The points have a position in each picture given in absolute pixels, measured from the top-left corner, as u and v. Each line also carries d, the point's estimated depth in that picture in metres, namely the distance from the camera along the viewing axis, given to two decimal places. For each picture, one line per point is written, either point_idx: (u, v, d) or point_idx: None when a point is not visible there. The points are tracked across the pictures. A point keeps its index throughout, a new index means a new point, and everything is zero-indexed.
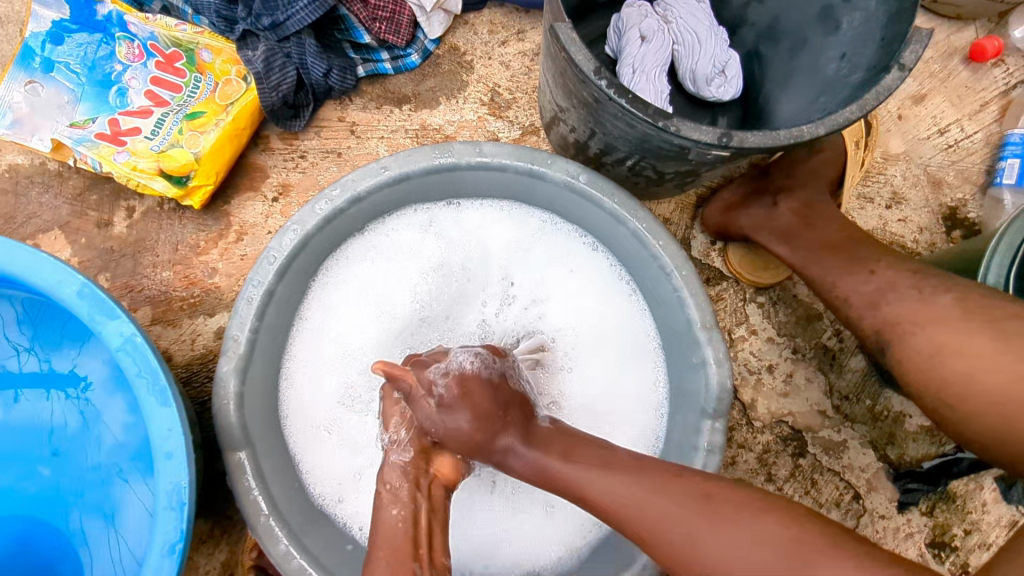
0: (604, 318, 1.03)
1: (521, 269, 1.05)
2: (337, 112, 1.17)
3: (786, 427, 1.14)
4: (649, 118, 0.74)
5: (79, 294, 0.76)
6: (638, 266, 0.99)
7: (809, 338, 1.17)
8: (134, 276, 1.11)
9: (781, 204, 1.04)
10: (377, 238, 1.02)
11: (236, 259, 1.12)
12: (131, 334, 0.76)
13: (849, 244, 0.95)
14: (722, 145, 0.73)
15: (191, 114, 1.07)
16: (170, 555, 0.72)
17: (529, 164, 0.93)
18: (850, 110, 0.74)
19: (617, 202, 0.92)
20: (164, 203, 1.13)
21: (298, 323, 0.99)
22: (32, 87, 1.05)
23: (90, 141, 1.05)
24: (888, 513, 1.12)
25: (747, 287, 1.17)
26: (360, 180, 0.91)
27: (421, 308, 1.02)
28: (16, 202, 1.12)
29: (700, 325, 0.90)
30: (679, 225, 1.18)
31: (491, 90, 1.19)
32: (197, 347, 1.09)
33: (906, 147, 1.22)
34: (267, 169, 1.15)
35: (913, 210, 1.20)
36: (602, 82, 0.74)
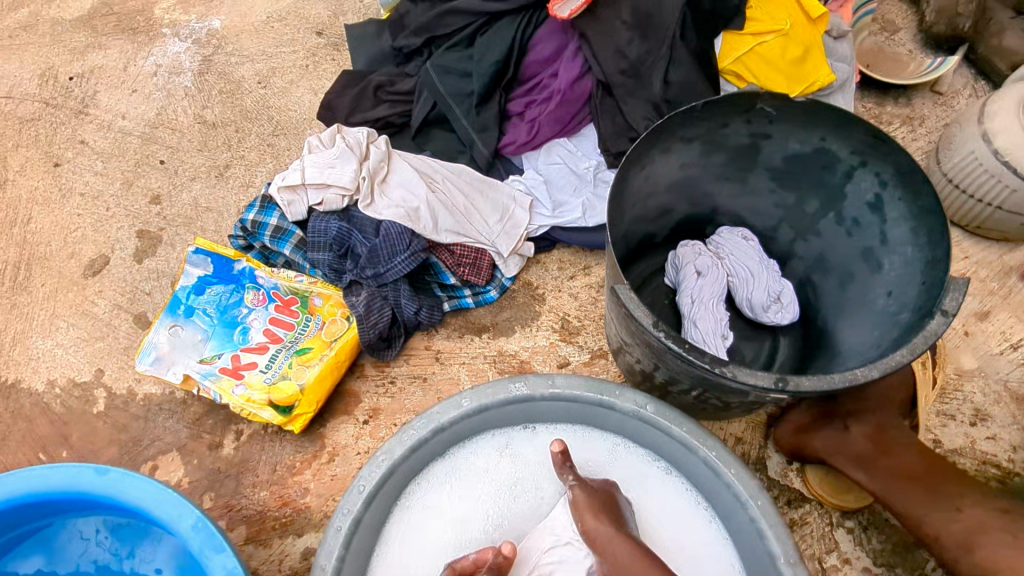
0: (685, 544, 1.02)
1: None
2: (424, 341, 1.31)
3: None
4: (706, 364, 0.80)
5: (194, 527, 0.85)
6: (712, 492, 1.00)
7: (910, 569, 1.09)
8: (235, 496, 1.20)
9: (853, 428, 1.02)
10: (458, 461, 1.09)
11: (327, 479, 1.20)
12: (233, 567, 0.83)
13: (931, 474, 0.93)
14: (779, 389, 0.77)
15: (300, 349, 1.23)
16: None
17: (598, 394, 1.00)
18: (901, 353, 0.77)
19: (685, 430, 0.96)
20: (268, 426, 1.25)
21: (383, 547, 1.03)
22: (174, 329, 1.26)
23: (214, 375, 1.21)
24: None
25: (832, 510, 1.13)
26: (444, 411, 1.00)
27: (499, 532, 1.05)
28: (145, 426, 1.27)
29: (784, 560, 0.88)
30: (752, 444, 1.19)
31: (562, 318, 1.31)
32: (284, 567, 1.14)
33: (980, 362, 1.21)
34: (360, 394, 1.27)
35: (1001, 427, 1.16)
36: (660, 333, 0.82)
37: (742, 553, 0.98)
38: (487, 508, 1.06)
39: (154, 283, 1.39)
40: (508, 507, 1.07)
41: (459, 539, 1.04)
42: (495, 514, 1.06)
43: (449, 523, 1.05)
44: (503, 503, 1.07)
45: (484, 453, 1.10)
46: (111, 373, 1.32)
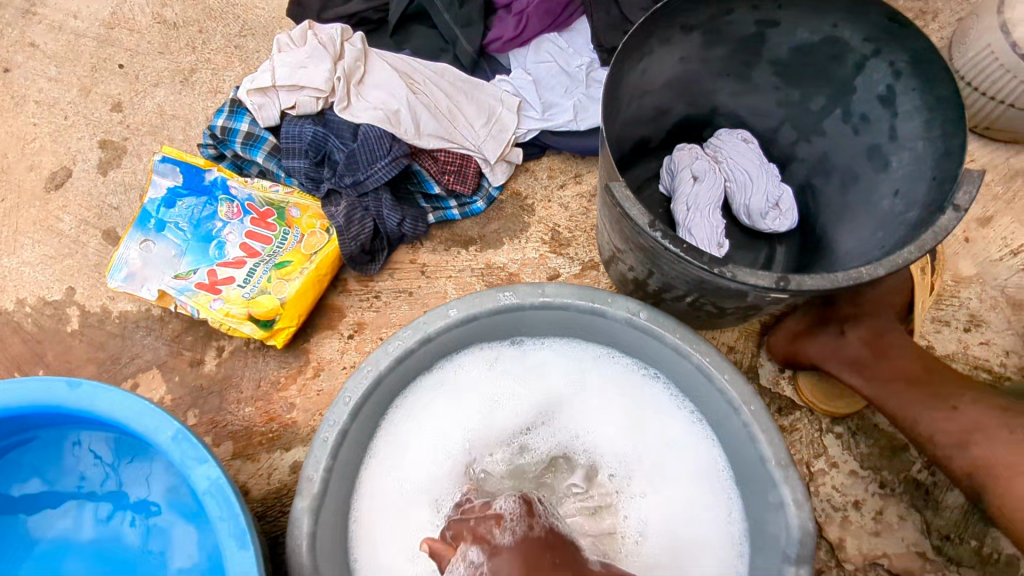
0: (674, 450, 1.01)
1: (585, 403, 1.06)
2: (409, 255, 1.26)
3: (881, 571, 1.05)
4: (705, 265, 0.76)
5: (173, 438, 0.82)
6: (704, 399, 0.98)
7: (896, 471, 1.10)
8: (220, 412, 1.18)
9: (849, 332, 1.01)
10: (444, 375, 1.06)
11: (313, 394, 1.18)
12: (216, 477, 0.80)
13: (926, 376, 0.92)
14: (780, 288, 0.74)
15: (279, 263, 1.18)
16: None
17: (590, 303, 0.97)
18: (908, 250, 0.74)
19: (679, 337, 0.94)
20: (250, 342, 1.22)
21: (369, 460, 1.01)
22: (146, 244, 1.20)
23: (190, 290, 1.16)
24: None
25: (822, 416, 1.13)
26: (430, 322, 0.97)
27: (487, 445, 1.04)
28: (122, 344, 1.23)
29: (775, 463, 0.88)
30: (744, 352, 1.18)
31: (552, 230, 1.26)
32: (273, 480, 1.13)
33: (978, 269, 1.19)
34: (344, 309, 1.24)
35: (996, 333, 1.15)
36: (657, 233, 0.78)
37: (732, 456, 0.98)
38: (475, 420, 1.05)
39: (122, 197, 1.32)
40: (496, 420, 1.05)
41: (446, 450, 1.03)
42: (483, 427, 1.04)
43: (435, 435, 1.03)
44: (491, 416, 1.05)
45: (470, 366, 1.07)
46: (82, 291, 1.26)
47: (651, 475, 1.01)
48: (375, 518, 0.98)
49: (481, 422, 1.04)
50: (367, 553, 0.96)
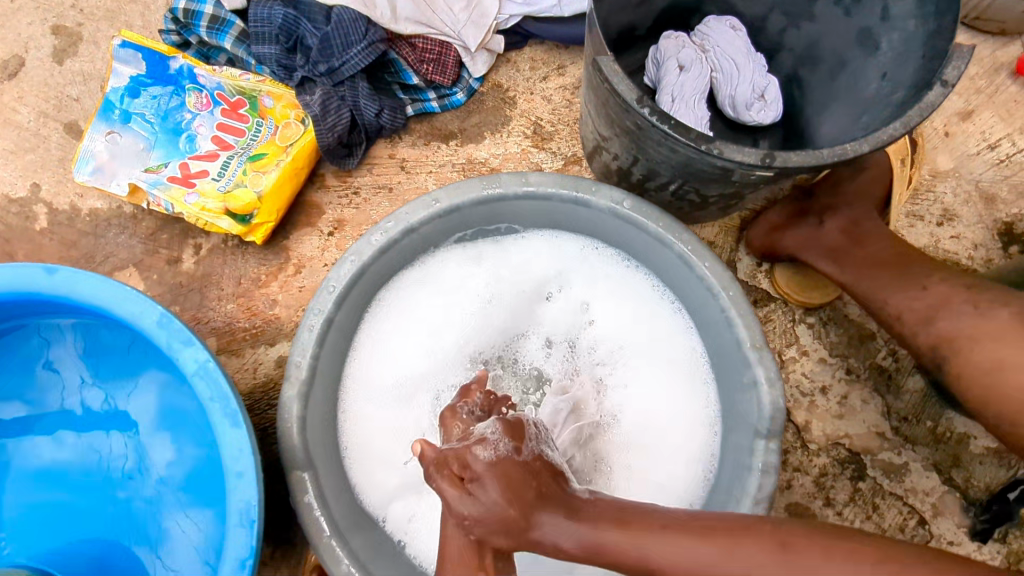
0: (653, 338, 1.04)
1: (568, 297, 1.08)
2: (388, 149, 1.23)
3: (843, 450, 1.11)
4: (692, 142, 0.76)
5: (158, 323, 0.82)
6: (684, 288, 1.00)
7: (863, 358, 1.15)
8: (201, 308, 1.17)
9: (828, 223, 1.04)
10: (427, 268, 1.06)
11: (295, 291, 1.18)
12: (204, 360, 0.81)
13: (900, 261, 0.94)
14: (766, 165, 0.75)
15: (254, 156, 1.14)
16: (242, 571, 0.76)
17: (574, 192, 0.96)
18: (893, 127, 0.75)
19: (662, 225, 0.94)
20: (228, 239, 1.19)
21: (355, 351, 1.02)
22: (112, 136, 1.15)
23: (163, 184, 1.12)
24: (958, 539, 1.08)
25: (796, 308, 1.16)
26: (412, 212, 0.95)
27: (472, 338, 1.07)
28: (95, 242, 1.20)
29: (750, 345, 0.91)
30: (724, 248, 1.18)
31: (534, 124, 1.23)
32: (259, 375, 1.14)
33: (955, 164, 1.20)
34: (323, 206, 1.21)
35: (967, 226, 1.18)
36: (645, 109, 0.77)
37: (709, 342, 1.01)
38: (460, 313, 1.06)
39: (81, 88, 1.25)
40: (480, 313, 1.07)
41: (432, 342, 1.04)
42: (468, 320, 1.06)
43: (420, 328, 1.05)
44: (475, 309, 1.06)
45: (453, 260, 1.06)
46: (48, 188, 1.21)
47: (630, 361, 1.04)
48: (363, 406, 1.01)
49: (466, 315, 1.06)
50: (357, 438, 0.99)
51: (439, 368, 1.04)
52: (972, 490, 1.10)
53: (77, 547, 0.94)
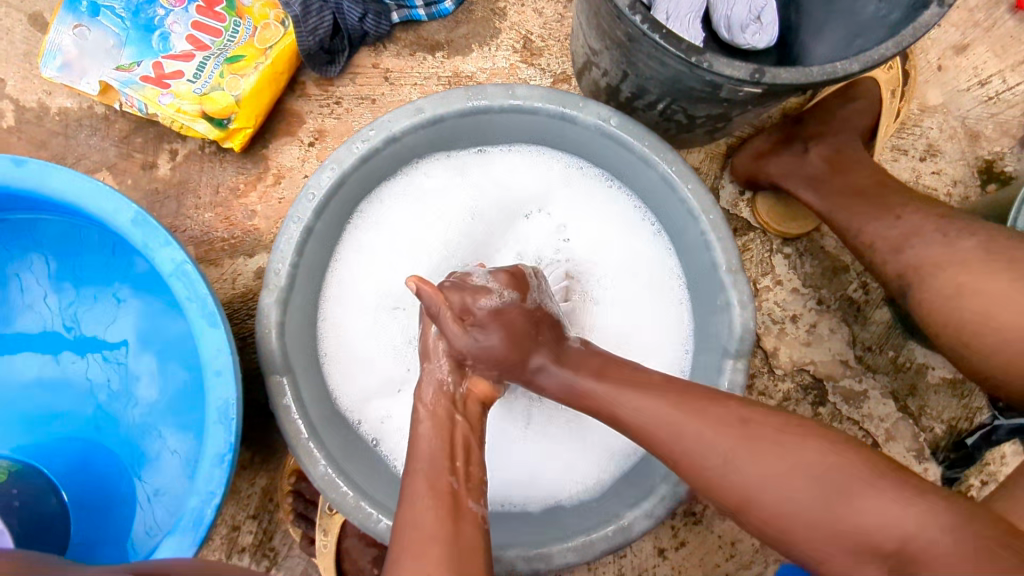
0: (631, 256, 1.05)
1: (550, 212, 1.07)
2: (371, 58, 1.19)
3: (807, 376, 1.15)
4: (682, 53, 0.74)
5: (133, 221, 0.80)
6: (665, 211, 1.00)
7: (834, 290, 1.17)
8: (178, 217, 1.15)
9: (811, 150, 1.04)
10: (409, 182, 1.04)
11: (274, 202, 1.16)
12: (182, 260, 0.80)
13: (878, 190, 0.95)
14: (754, 81, 0.74)
15: (231, 58, 1.10)
16: (220, 465, 0.78)
17: (560, 108, 0.94)
18: (885, 47, 0.74)
19: (647, 144, 0.94)
20: (206, 145, 1.16)
21: (336, 262, 1.02)
22: (80, 30, 1.09)
23: (135, 83, 1.08)
24: (906, 462, 1.14)
25: (774, 238, 1.17)
26: (396, 121, 0.93)
27: (453, 250, 1.06)
28: (66, 143, 1.16)
29: (725, 268, 0.92)
30: (708, 174, 1.18)
31: (524, 38, 1.20)
32: (237, 285, 1.14)
33: (945, 99, 1.19)
34: (303, 115, 1.18)
35: (949, 163, 1.19)
36: (636, 17, 0.75)
37: (685, 265, 1.02)
38: (443, 227, 1.06)
39: None
40: (462, 226, 1.06)
41: (412, 253, 1.04)
42: (449, 233, 1.06)
43: (402, 239, 1.04)
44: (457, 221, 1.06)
45: (435, 175, 1.05)
46: (13, 84, 1.16)
47: (609, 281, 1.05)
48: (343, 317, 1.02)
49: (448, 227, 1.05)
50: (336, 348, 1.00)
51: (420, 282, 1.04)
52: (924, 418, 1.15)
53: (61, 445, 0.95)
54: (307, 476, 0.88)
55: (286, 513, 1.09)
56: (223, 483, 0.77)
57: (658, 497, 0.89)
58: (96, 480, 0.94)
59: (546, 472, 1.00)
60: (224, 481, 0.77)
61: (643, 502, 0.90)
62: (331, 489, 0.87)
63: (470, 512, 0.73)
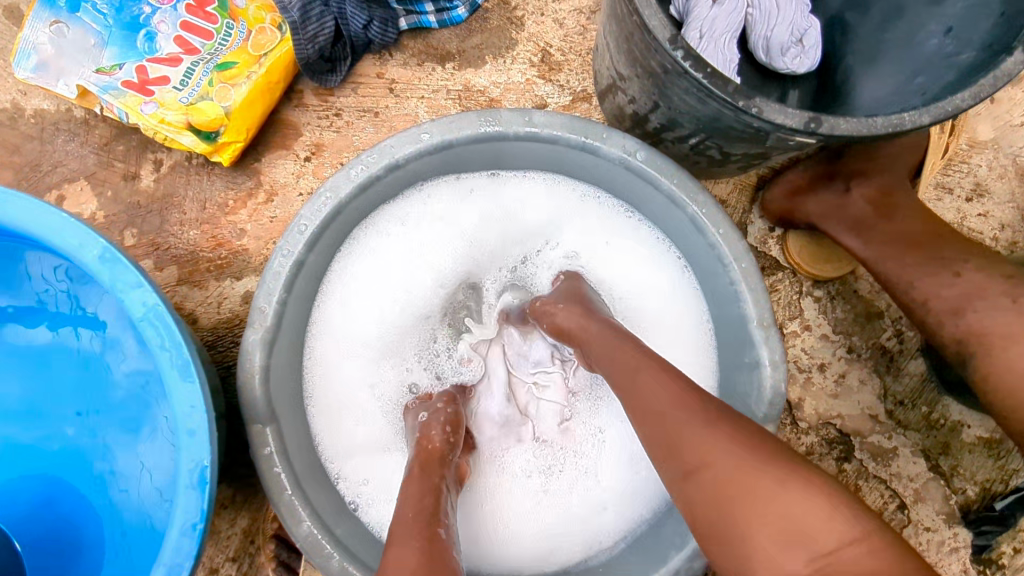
0: (649, 296, 0.97)
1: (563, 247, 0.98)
2: (376, 67, 1.09)
3: (833, 430, 1.07)
4: (729, 96, 0.66)
5: (101, 258, 0.72)
6: (692, 253, 0.92)
7: (866, 337, 1.08)
8: (160, 234, 1.06)
9: (855, 191, 0.95)
10: (411, 207, 0.96)
11: (265, 221, 1.07)
12: (154, 303, 0.72)
13: (930, 242, 0.87)
14: (809, 131, 0.65)
15: (222, 65, 1.01)
16: (191, 534, 0.70)
17: (581, 137, 0.85)
18: (960, 97, 0.65)
19: (676, 182, 0.84)
20: (193, 157, 1.07)
21: (328, 293, 0.93)
22: (58, 27, 1.00)
23: (116, 89, 0.99)
24: (935, 526, 1.06)
25: (804, 279, 1.08)
26: (399, 146, 0.84)
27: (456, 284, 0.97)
28: (41, 148, 1.07)
29: (757, 323, 0.83)
30: (736, 208, 1.09)
31: (542, 51, 1.11)
32: (224, 310, 1.05)
33: (995, 134, 1.10)
34: (300, 127, 1.09)
35: (997, 204, 1.09)
36: (677, 52, 0.66)
37: (710, 311, 0.93)
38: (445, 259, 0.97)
39: None
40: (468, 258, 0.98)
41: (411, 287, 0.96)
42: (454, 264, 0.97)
43: (399, 271, 0.96)
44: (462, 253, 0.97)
45: (439, 199, 0.96)
46: None
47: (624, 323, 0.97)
48: (334, 355, 0.93)
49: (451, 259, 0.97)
50: (326, 387, 0.92)
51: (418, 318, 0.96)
52: (956, 479, 1.07)
53: (20, 489, 0.87)
54: (288, 536, 0.80)
55: (269, 560, 1.04)
56: (193, 554, 0.70)
57: (669, 571, 0.81)
58: (52, 529, 0.86)
59: (548, 531, 0.91)
60: (194, 552, 0.70)
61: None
62: (315, 553, 0.79)
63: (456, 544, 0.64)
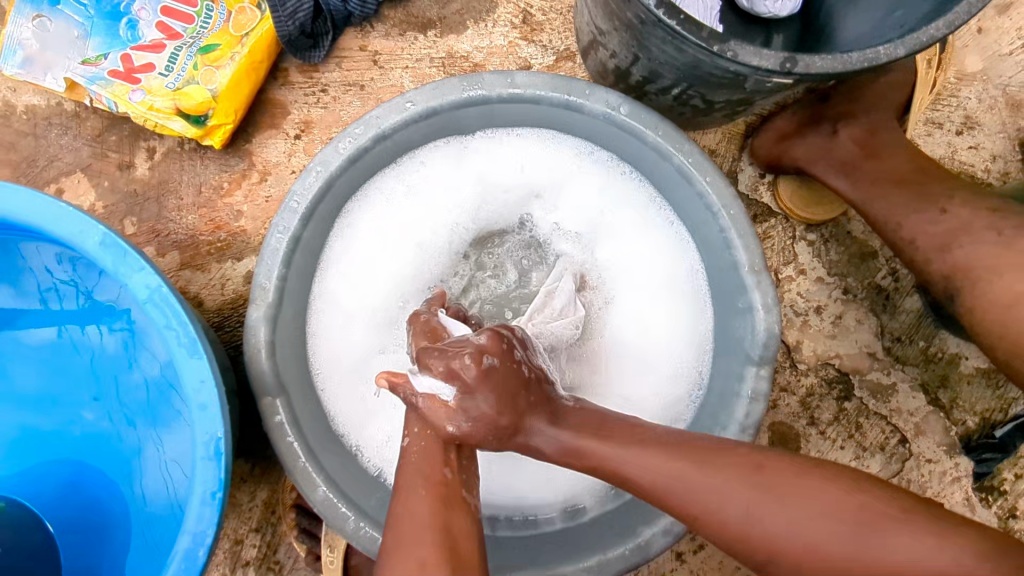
0: (643, 249, 0.98)
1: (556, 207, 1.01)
2: (358, 40, 1.09)
3: (831, 370, 1.09)
4: (703, 42, 0.66)
5: (101, 244, 0.74)
6: (682, 205, 0.92)
7: (861, 277, 1.09)
8: (160, 220, 1.07)
9: (841, 132, 0.95)
10: (406, 174, 0.97)
11: (261, 201, 1.08)
12: (157, 285, 0.74)
13: (918, 178, 0.88)
14: (785, 71, 0.66)
15: (205, 47, 1.01)
16: (210, 503, 0.73)
17: (565, 95, 0.86)
18: (935, 27, 0.65)
19: (661, 134, 0.85)
20: (185, 142, 1.08)
21: (330, 259, 0.95)
22: (41, 21, 1.00)
23: (103, 79, 1.00)
24: (936, 457, 1.08)
25: (797, 224, 1.09)
26: (385, 116, 0.85)
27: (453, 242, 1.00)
28: (36, 144, 1.08)
29: (748, 267, 0.85)
30: (726, 157, 1.09)
31: (523, 12, 1.10)
32: (227, 291, 1.07)
33: (984, 65, 1.09)
34: (288, 105, 1.09)
35: (987, 136, 1.09)
36: (650, 1, 0.66)
37: (704, 263, 0.95)
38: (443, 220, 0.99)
39: None
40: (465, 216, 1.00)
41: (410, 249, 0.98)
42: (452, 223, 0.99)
43: (398, 233, 0.98)
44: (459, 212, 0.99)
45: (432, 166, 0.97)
46: None
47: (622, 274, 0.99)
48: (339, 322, 0.95)
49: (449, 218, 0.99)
50: (330, 357, 0.94)
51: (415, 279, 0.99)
52: (956, 410, 1.09)
53: (44, 473, 0.91)
54: (307, 502, 0.83)
55: (290, 528, 1.05)
56: (215, 522, 0.73)
57: (677, 511, 0.83)
58: (81, 509, 0.90)
59: (558, 478, 0.94)
60: (216, 519, 0.73)
61: (661, 517, 0.83)
62: (334, 516, 0.82)
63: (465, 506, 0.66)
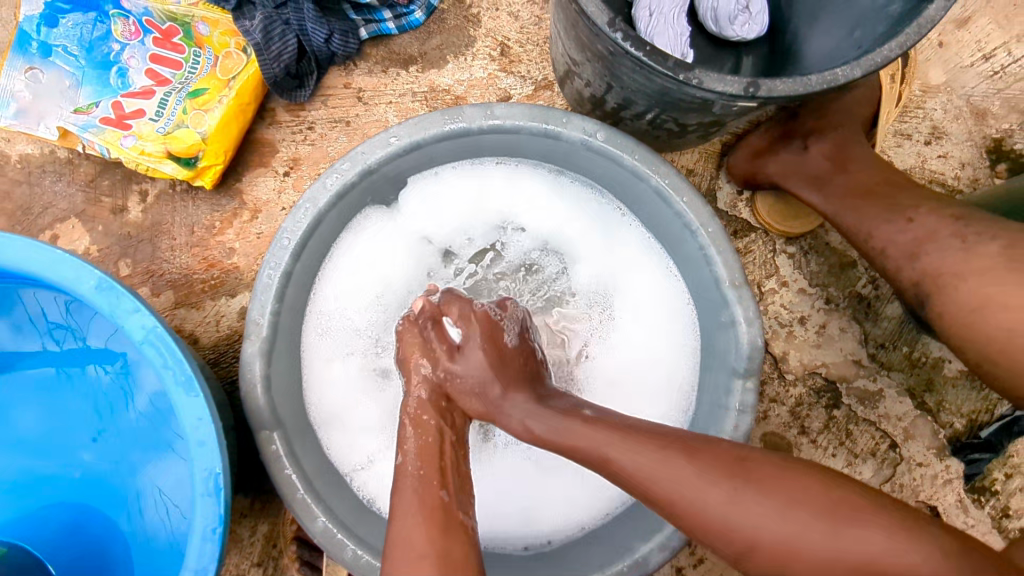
0: (634, 272, 1.01)
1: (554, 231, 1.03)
2: (342, 78, 1.13)
3: (819, 379, 1.11)
4: (670, 71, 0.69)
5: (97, 288, 0.76)
6: (661, 225, 0.95)
7: (843, 286, 1.12)
8: (154, 261, 1.10)
9: (812, 147, 0.98)
10: (408, 201, 1.00)
11: (253, 238, 1.10)
12: (152, 325, 0.76)
13: (886, 189, 0.91)
14: (749, 95, 0.69)
15: (194, 92, 1.05)
16: (211, 539, 0.74)
17: (542, 125, 0.88)
18: (888, 48, 0.69)
19: (637, 158, 0.88)
20: (176, 185, 1.11)
21: (334, 275, 0.98)
22: (32, 73, 1.03)
23: (95, 127, 1.03)
24: (927, 460, 1.10)
25: (777, 237, 1.12)
26: (369, 151, 0.88)
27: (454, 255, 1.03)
28: (31, 192, 1.10)
29: (728, 283, 0.87)
30: (703, 175, 1.12)
31: (501, 44, 1.14)
32: (222, 327, 1.08)
33: (947, 77, 1.13)
34: (276, 143, 1.12)
35: (955, 145, 1.13)
36: (617, 34, 0.70)
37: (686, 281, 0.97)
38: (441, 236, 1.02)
39: None
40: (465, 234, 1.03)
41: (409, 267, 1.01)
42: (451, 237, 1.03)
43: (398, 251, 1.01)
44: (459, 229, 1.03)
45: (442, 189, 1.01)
46: None
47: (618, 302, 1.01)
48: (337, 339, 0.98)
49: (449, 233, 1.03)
50: (327, 382, 0.97)
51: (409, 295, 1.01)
52: (943, 413, 1.11)
53: (44, 516, 0.91)
54: (306, 532, 0.83)
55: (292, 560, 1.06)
56: (215, 556, 0.74)
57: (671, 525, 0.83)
58: (83, 550, 0.90)
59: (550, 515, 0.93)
60: (216, 554, 0.74)
61: (656, 532, 0.83)
62: (332, 545, 0.82)
63: (460, 526, 0.68)
